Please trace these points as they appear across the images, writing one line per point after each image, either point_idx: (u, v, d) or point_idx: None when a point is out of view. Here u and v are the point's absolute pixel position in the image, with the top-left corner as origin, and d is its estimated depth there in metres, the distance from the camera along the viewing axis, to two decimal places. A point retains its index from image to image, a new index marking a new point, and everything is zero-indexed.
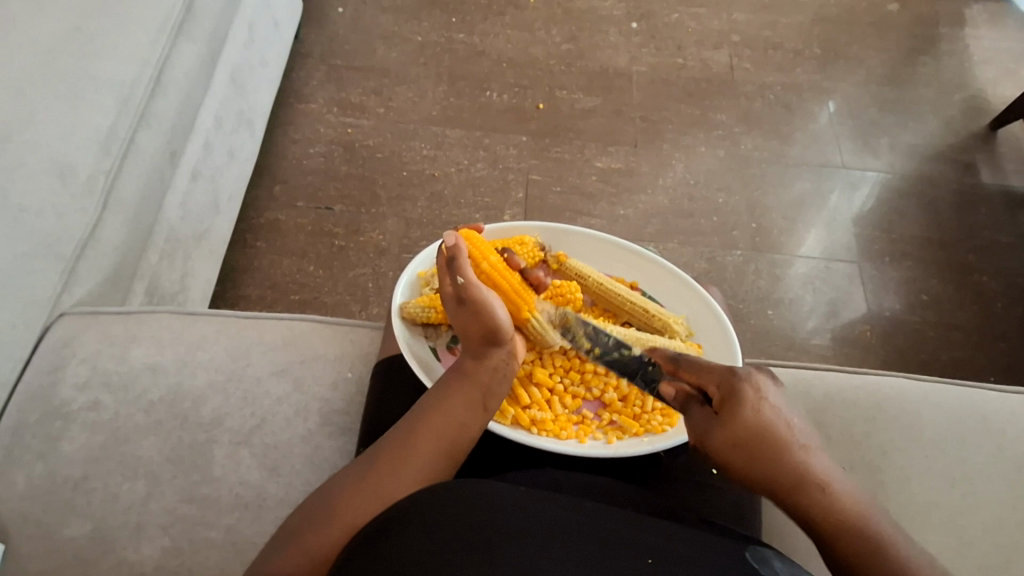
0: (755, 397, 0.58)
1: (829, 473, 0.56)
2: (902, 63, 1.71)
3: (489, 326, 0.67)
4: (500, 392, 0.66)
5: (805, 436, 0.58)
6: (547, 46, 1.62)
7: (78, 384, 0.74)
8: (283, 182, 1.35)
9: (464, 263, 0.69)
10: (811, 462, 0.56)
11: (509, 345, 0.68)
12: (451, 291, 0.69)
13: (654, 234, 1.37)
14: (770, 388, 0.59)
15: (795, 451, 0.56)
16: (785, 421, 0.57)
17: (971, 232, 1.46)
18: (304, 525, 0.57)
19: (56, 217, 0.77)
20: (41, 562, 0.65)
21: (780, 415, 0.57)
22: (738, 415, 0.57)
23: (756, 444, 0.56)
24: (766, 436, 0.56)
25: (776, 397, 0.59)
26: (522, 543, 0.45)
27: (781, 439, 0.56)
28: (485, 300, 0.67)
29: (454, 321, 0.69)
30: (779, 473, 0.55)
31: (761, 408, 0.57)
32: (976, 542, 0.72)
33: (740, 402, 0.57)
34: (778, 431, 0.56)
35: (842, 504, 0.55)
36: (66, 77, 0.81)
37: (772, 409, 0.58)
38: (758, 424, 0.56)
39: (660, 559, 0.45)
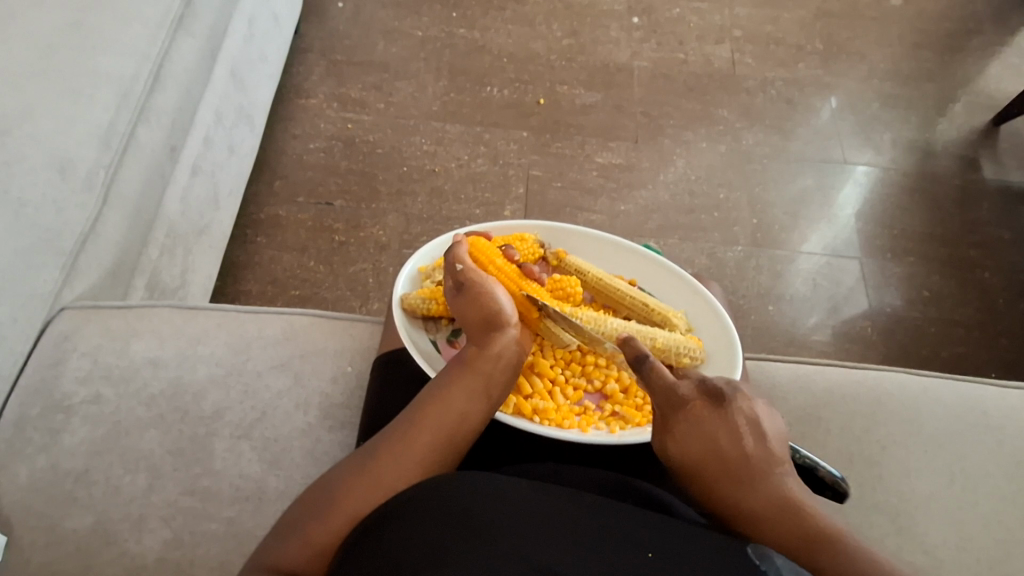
0: (686, 428, 0.58)
1: (772, 505, 0.54)
2: (904, 59, 1.70)
3: (489, 313, 0.67)
4: (502, 380, 0.65)
5: (748, 465, 0.56)
6: (548, 41, 1.61)
7: (80, 378, 0.74)
8: (284, 177, 1.35)
9: (464, 256, 0.72)
10: (750, 495, 0.55)
11: (513, 331, 0.67)
12: (453, 280, 0.70)
13: (655, 229, 1.37)
14: (710, 417, 0.58)
15: (730, 483, 0.56)
16: (720, 452, 0.56)
17: (973, 228, 1.45)
18: (305, 515, 0.57)
19: (56, 212, 0.77)
20: (43, 553, 0.65)
21: (716, 445, 0.56)
22: (670, 447, 0.58)
23: (688, 476, 0.57)
24: (698, 469, 0.57)
25: (716, 423, 0.57)
26: (523, 536, 0.45)
27: (718, 472, 0.56)
28: (484, 287, 0.68)
29: (456, 311, 0.70)
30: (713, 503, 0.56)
31: (692, 443, 0.57)
32: (976, 537, 0.72)
33: (670, 433, 0.58)
34: (710, 463, 0.56)
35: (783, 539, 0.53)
36: (64, 72, 0.81)
37: (707, 438, 0.57)
38: (687, 457, 0.57)
39: (661, 554, 0.45)
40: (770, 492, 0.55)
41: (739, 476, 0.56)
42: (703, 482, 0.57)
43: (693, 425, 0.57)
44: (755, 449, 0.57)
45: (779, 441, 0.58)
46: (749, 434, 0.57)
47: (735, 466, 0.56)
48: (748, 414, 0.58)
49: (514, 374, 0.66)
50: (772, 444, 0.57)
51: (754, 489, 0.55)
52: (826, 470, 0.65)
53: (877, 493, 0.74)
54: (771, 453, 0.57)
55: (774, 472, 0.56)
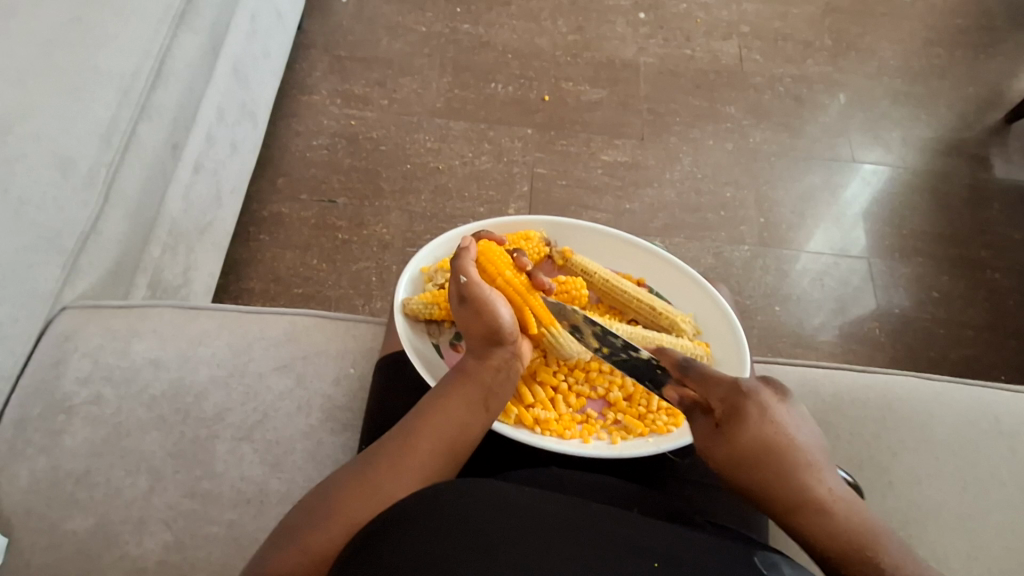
0: (760, 415, 0.55)
1: (836, 494, 0.54)
2: (915, 55, 1.68)
3: (492, 326, 0.65)
4: (502, 393, 0.65)
5: (811, 455, 0.55)
6: (553, 37, 1.60)
7: (80, 378, 0.74)
8: (287, 174, 1.34)
9: (468, 265, 0.70)
10: (816, 484, 0.54)
11: (513, 346, 0.67)
12: (456, 291, 0.68)
13: (660, 228, 1.35)
14: (776, 404, 0.56)
15: (800, 471, 0.54)
16: (791, 441, 0.55)
17: (983, 228, 1.44)
18: (303, 523, 0.56)
19: (57, 210, 0.76)
20: (44, 556, 0.65)
21: (786, 432, 0.55)
22: (740, 433, 0.55)
23: (760, 462, 0.54)
24: (770, 455, 0.54)
25: (784, 412, 0.56)
26: (526, 546, 0.44)
27: (783, 461, 0.54)
28: (488, 299, 0.67)
29: (460, 321, 0.68)
30: (781, 491, 0.54)
31: (778, 422, 0.55)
32: (987, 545, 0.71)
33: (743, 418, 0.55)
34: (784, 452, 0.54)
35: (848, 526, 0.53)
36: (66, 69, 0.80)
37: (778, 426, 0.55)
38: (763, 443, 0.54)
39: (666, 561, 0.45)
40: (830, 482, 0.55)
41: (807, 463, 0.55)
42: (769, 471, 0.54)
43: (766, 413, 0.55)
44: (811, 441, 0.57)
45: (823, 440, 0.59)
46: (804, 426, 0.57)
47: (799, 456, 0.55)
48: (799, 407, 0.58)
49: (512, 387, 0.66)
50: (823, 443, 0.58)
51: (819, 480, 0.54)
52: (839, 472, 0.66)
53: (886, 500, 0.73)
54: (822, 449, 0.57)
55: (827, 465, 0.56)
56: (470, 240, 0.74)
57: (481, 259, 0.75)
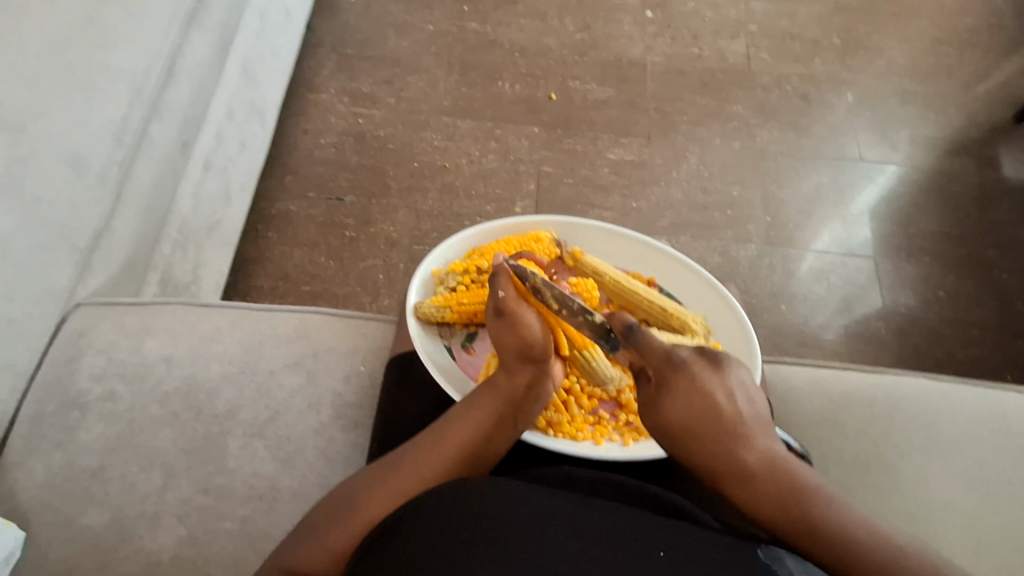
0: (687, 385, 0.56)
1: (766, 459, 0.54)
2: (924, 54, 1.68)
3: (531, 349, 0.64)
4: (527, 411, 0.65)
5: (742, 424, 0.56)
6: (560, 35, 1.60)
7: (94, 374, 0.74)
8: (295, 172, 1.35)
9: (508, 278, 0.66)
10: (745, 451, 0.55)
11: (546, 369, 0.66)
12: (494, 305, 0.65)
13: (667, 227, 1.36)
14: (708, 375, 0.57)
15: (727, 439, 0.55)
16: (719, 411, 0.56)
17: (990, 228, 1.44)
18: (321, 521, 0.58)
19: (72, 208, 0.77)
20: (59, 550, 0.66)
21: (713, 403, 0.56)
22: (667, 407, 0.57)
23: (684, 435, 0.56)
24: (694, 426, 0.56)
25: (715, 381, 0.57)
26: (534, 540, 0.45)
27: (710, 430, 0.55)
28: (529, 322, 0.64)
29: (493, 332, 0.66)
30: (709, 459, 0.55)
31: (704, 391, 0.56)
32: (995, 545, 0.72)
33: (665, 391, 0.57)
34: (709, 421, 0.55)
35: (778, 492, 0.53)
36: (79, 68, 0.82)
37: (706, 397, 0.56)
38: (687, 414, 0.56)
39: (671, 552, 0.46)
40: (763, 447, 0.55)
41: (735, 431, 0.55)
42: (697, 439, 0.55)
43: (694, 383, 0.57)
44: (748, 409, 0.57)
45: (766, 407, 0.59)
46: (740, 394, 0.58)
47: (728, 425, 0.55)
48: (738, 378, 0.59)
49: (539, 406, 0.67)
50: (764, 408, 0.58)
51: (751, 447, 0.55)
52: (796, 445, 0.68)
53: (894, 499, 0.73)
54: (761, 415, 0.58)
55: (764, 432, 0.56)
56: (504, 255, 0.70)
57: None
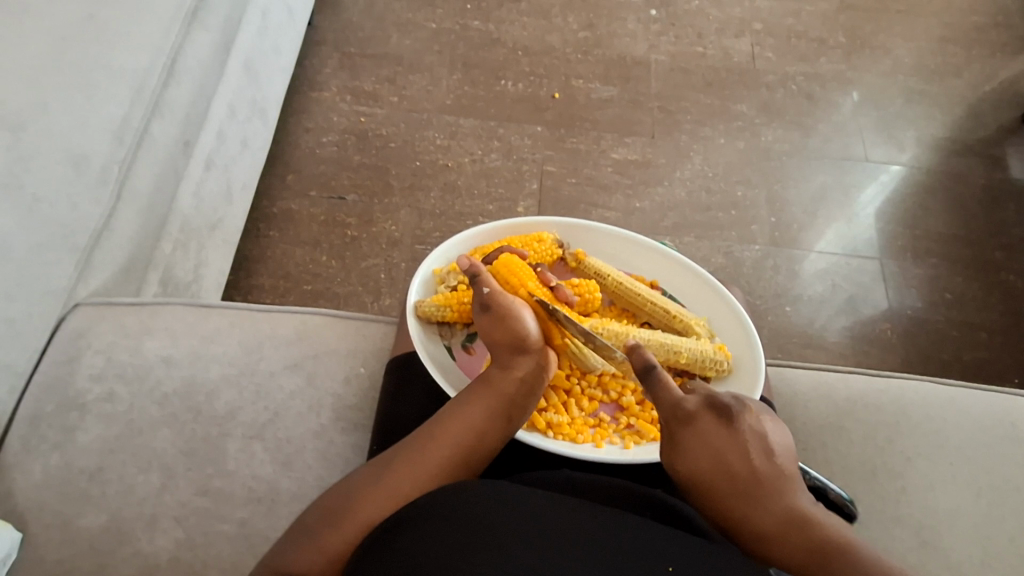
0: (695, 443, 0.57)
1: (786, 518, 0.54)
2: (931, 53, 1.67)
3: (516, 337, 0.66)
4: (522, 403, 0.65)
5: (758, 482, 0.55)
6: (564, 34, 1.59)
7: (93, 375, 0.74)
8: (297, 170, 1.35)
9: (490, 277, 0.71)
10: (762, 510, 0.54)
11: (538, 357, 0.66)
12: (478, 301, 0.70)
13: (670, 227, 1.35)
14: (718, 430, 0.57)
15: (743, 498, 0.55)
16: (731, 469, 0.56)
17: (998, 229, 1.43)
18: (319, 522, 0.57)
19: (71, 207, 0.76)
20: (57, 552, 0.65)
21: (724, 459, 0.56)
22: (679, 461, 0.58)
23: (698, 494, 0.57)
24: (707, 484, 0.56)
25: (727, 436, 0.57)
26: (539, 544, 0.45)
27: (724, 488, 0.56)
28: (511, 312, 0.68)
29: (482, 329, 0.69)
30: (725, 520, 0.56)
31: (715, 449, 0.56)
32: (1003, 553, 0.71)
33: (675, 447, 0.58)
34: (721, 480, 0.56)
35: (799, 553, 0.53)
36: (80, 66, 0.81)
37: (716, 454, 0.56)
38: (699, 472, 0.57)
39: (681, 566, 0.45)
40: (783, 505, 0.55)
41: (748, 490, 0.55)
42: (712, 496, 0.56)
43: (703, 439, 0.57)
44: (766, 464, 0.56)
45: (789, 459, 0.57)
46: (758, 448, 0.57)
47: (743, 483, 0.55)
48: (755, 430, 0.58)
49: (534, 398, 0.66)
50: (789, 458, 0.57)
51: (767, 506, 0.55)
52: (835, 492, 0.65)
53: (900, 506, 0.73)
54: (782, 469, 0.56)
55: (785, 488, 0.56)
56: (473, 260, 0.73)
57: (501, 272, 0.76)
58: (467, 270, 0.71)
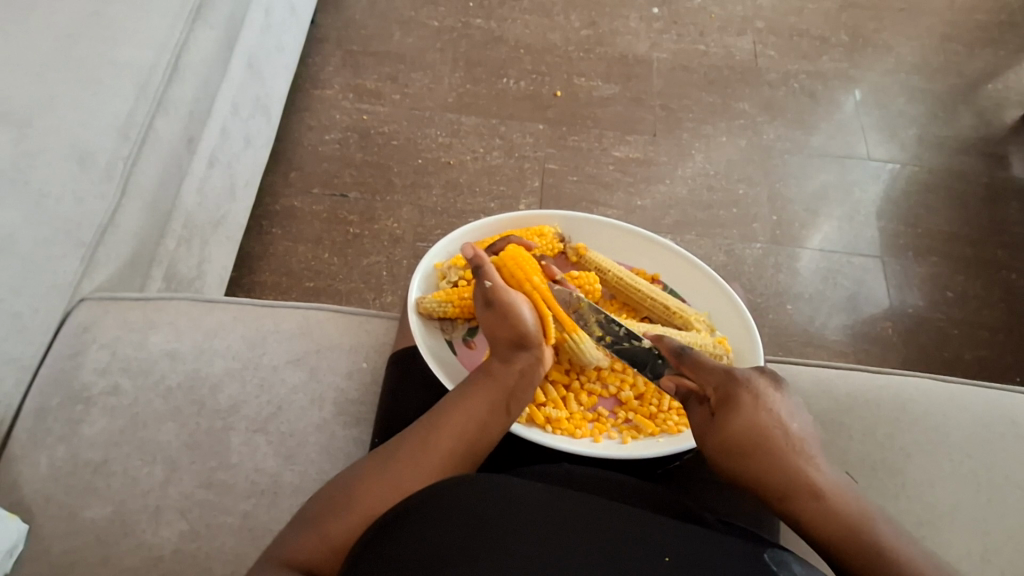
0: (750, 400, 0.61)
1: (832, 481, 0.58)
2: (934, 52, 1.67)
3: (518, 331, 0.68)
4: (523, 397, 0.66)
5: (804, 445, 0.60)
6: (566, 32, 1.59)
7: (98, 369, 0.75)
8: (299, 167, 1.35)
9: (492, 270, 0.71)
10: (812, 470, 0.58)
11: (537, 351, 0.68)
12: (480, 295, 0.70)
13: (672, 225, 1.35)
14: (767, 393, 0.62)
15: (791, 454, 0.59)
16: (780, 427, 0.60)
17: (1000, 228, 1.43)
18: (321, 512, 0.58)
19: (76, 203, 0.77)
20: (62, 543, 0.66)
21: (776, 419, 0.61)
22: (729, 421, 0.61)
23: (753, 446, 0.59)
24: (761, 441, 0.59)
25: (776, 401, 0.62)
26: (537, 539, 0.45)
27: (772, 444, 0.59)
28: (512, 305, 0.69)
29: (484, 323, 0.70)
30: (775, 476, 0.58)
31: (764, 409, 0.61)
32: (1001, 548, 0.71)
33: (732, 404, 0.61)
34: (775, 438, 0.60)
35: (841, 517, 0.55)
36: (85, 63, 0.82)
37: (769, 415, 0.61)
38: (755, 429, 0.60)
39: (679, 556, 0.45)
40: (825, 471, 0.59)
41: (800, 449, 0.59)
42: (760, 451, 0.59)
43: (759, 400, 0.62)
44: (806, 431, 0.61)
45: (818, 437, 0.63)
46: (798, 416, 0.62)
47: (790, 440, 0.60)
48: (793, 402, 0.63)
49: (533, 391, 0.68)
50: (817, 433, 0.63)
51: (815, 469, 0.58)
52: None
53: (899, 501, 0.73)
54: (818, 444, 0.62)
55: (822, 455, 0.60)
56: (474, 249, 0.72)
57: (508, 265, 0.76)
58: (470, 263, 0.71)
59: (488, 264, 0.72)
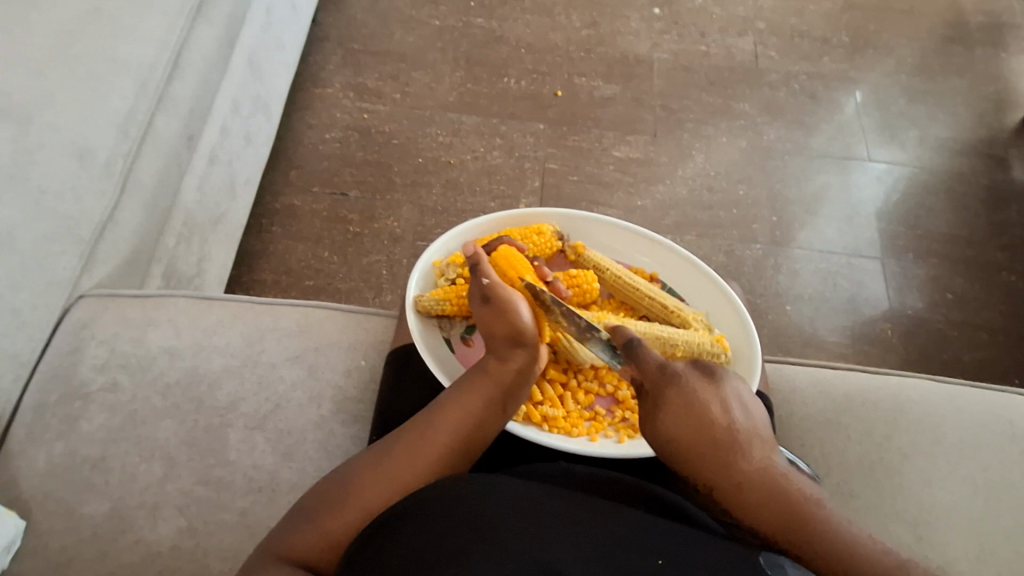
0: (681, 397, 0.60)
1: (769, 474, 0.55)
2: (935, 53, 1.67)
3: (515, 328, 0.67)
4: (519, 394, 0.66)
5: (737, 435, 0.57)
6: (567, 32, 1.59)
7: (97, 365, 0.75)
8: (299, 166, 1.35)
9: (490, 269, 0.72)
10: (743, 461, 0.56)
11: (534, 349, 0.68)
12: (478, 292, 0.71)
13: (672, 225, 1.35)
14: (703, 388, 0.60)
15: (725, 450, 0.57)
16: (714, 422, 0.58)
17: (1000, 229, 1.43)
18: (318, 506, 0.58)
19: (76, 200, 0.77)
20: (59, 539, 0.66)
21: (710, 415, 0.58)
22: (662, 419, 0.60)
23: (685, 442, 0.58)
24: (694, 436, 0.58)
25: (708, 392, 0.60)
26: (531, 538, 0.45)
27: (706, 439, 0.57)
28: (510, 301, 0.69)
29: (481, 320, 0.70)
30: (707, 469, 0.56)
31: (695, 404, 0.59)
32: (998, 550, 0.71)
33: (660, 402, 0.60)
34: (705, 431, 0.58)
35: (777, 502, 0.53)
36: (86, 60, 0.82)
37: (702, 407, 0.59)
38: (685, 424, 0.58)
39: (671, 559, 0.45)
40: (760, 459, 0.56)
41: (734, 444, 0.57)
42: (693, 448, 0.57)
43: (688, 394, 0.60)
44: (746, 422, 0.59)
45: (764, 424, 0.60)
46: (739, 407, 0.60)
47: (724, 435, 0.57)
48: (733, 393, 0.61)
49: (529, 389, 0.67)
50: (762, 423, 0.60)
51: (747, 458, 0.56)
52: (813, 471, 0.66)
53: (897, 502, 0.73)
54: (758, 429, 0.59)
55: (764, 445, 0.58)
56: (477, 249, 0.75)
57: (500, 264, 0.77)
58: (470, 261, 0.72)
59: (486, 262, 0.73)
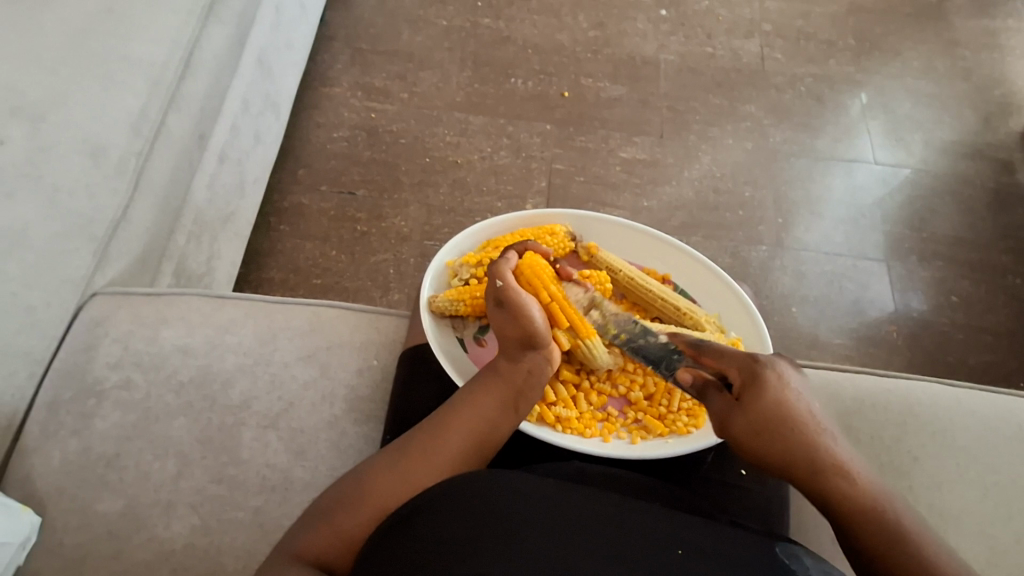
0: (778, 383, 0.59)
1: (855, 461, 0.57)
2: (940, 56, 1.67)
3: (527, 330, 0.68)
4: (531, 394, 0.66)
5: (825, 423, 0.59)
6: (574, 32, 1.60)
7: (111, 363, 0.75)
8: (307, 165, 1.36)
9: (506, 271, 0.73)
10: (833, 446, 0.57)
11: (545, 351, 0.68)
12: (492, 295, 0.71)
13: (678, 226, 1.36)
14: (792, 375, 0.61)
15: (818, 435, 0.57)
16: (806, 409, 0.59)
17: (1006, 233, 1.43)
18: (333, 506, 0.58)
19: (89, 198, 0.77)
20: (74, 536, 0.66)
21: (803, 402, 0.59)
22: (760, 401, 0.58)
23: (783, 424, 0.57)
24: (790, 419, 0.57)
25: (796, 381, 0.61)
26: (552, 532, 0.46)
27: (800, 423, 0.58)
28: (523, 305, 0.69)
29: (494, 323, 0.70)
30: (803, 452, 0.57)
31: (787, 391, 0.59)
32: (1008, 552, 0.72)
33: (767, 383, 0.59)
34: (799, 415, 0.58)
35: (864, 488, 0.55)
36: (99, 58, 0.82)
37: (796, 394, 0.59)
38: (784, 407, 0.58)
39: (689, 549, 0.46)
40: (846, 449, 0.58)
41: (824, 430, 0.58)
42: (789, 430, 0.57)
43: (783, 381, 0.60)
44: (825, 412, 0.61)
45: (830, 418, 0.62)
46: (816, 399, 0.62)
47: (816, 421, 0.58)
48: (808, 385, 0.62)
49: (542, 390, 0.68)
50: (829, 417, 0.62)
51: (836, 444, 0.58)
52: None
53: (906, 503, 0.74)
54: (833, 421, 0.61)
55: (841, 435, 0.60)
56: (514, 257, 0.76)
57: (525, 272, 0.75)
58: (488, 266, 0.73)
59: (505, 266, 0.73)
